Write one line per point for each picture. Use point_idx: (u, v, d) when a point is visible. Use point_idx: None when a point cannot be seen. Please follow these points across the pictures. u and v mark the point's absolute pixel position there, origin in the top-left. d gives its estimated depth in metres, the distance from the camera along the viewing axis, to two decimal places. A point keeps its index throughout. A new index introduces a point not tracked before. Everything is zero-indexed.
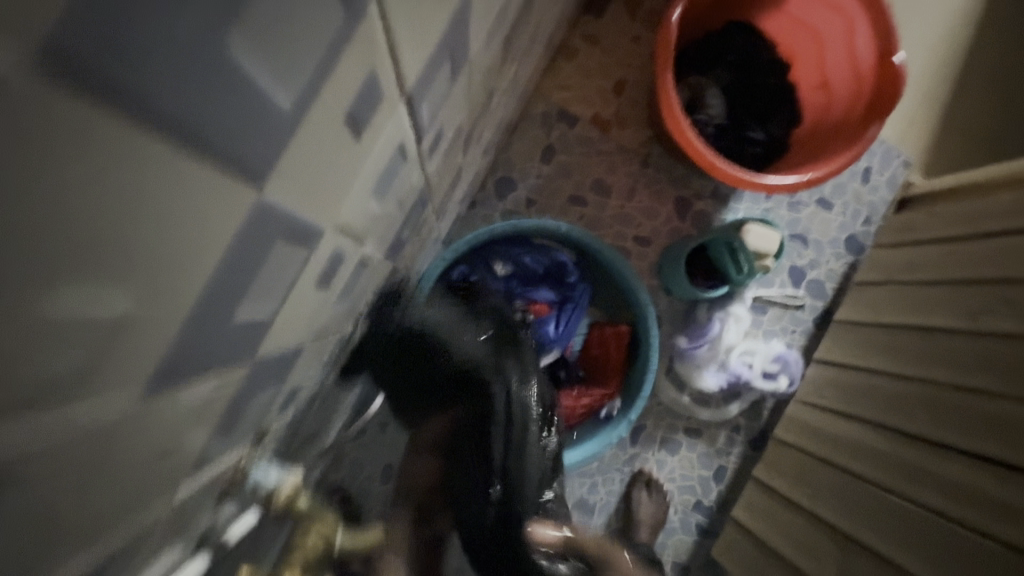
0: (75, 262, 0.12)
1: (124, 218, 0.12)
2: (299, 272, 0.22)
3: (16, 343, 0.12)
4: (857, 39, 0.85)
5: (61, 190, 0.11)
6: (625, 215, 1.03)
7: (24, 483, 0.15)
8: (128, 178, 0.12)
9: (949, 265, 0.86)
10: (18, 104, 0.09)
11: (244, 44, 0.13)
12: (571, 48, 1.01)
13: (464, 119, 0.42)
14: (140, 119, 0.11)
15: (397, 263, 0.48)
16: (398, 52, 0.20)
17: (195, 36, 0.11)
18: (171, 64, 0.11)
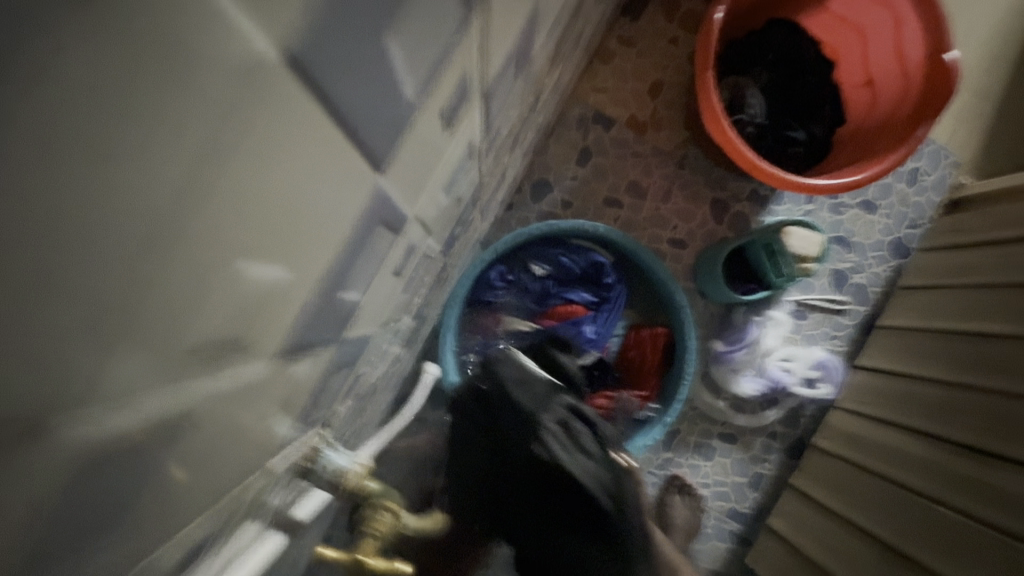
0: (255, 234, 0.13)
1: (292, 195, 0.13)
2: (386, 258, 0.22)
3: (208, 298, 0.13)
4: (906, 37, 0.83)
5: (255, 143, 0.11)
6: (660, 216, 1.02)
7: (175, 450, 0.15)
8: (305, 157, 0.13)
9: (1012, 264, 0.81)
10: (246, 78, 0.10)
11: (398, 37, 0.13)
12: (608, 51, 1.01)
13: (516, 119, 0.43)
14: (322, 103, 0.12)
15: (446, 260, 0.49)
16: (491, 50, 0.20)
17: (370, 28, 0.12)
18: (352, 55, 0.12)
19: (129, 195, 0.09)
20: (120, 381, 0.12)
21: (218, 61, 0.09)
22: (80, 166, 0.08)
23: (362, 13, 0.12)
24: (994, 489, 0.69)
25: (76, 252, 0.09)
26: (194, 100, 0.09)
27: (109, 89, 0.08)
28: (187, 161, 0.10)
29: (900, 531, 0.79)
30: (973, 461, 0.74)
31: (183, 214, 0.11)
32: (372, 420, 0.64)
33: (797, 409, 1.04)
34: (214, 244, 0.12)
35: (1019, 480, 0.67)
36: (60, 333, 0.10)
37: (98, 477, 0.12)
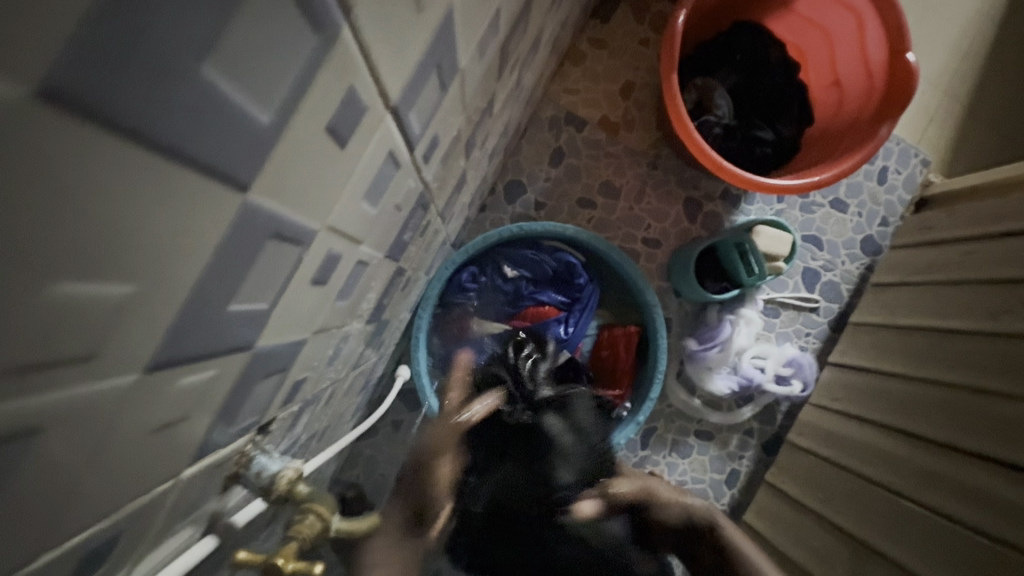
0: (76, 265, 0.12)
1: (117, 225, 0.13)
2: (291, 271, 0.23)
3: (26, 335, 0.12)
4: (869, 39, 0.85)
5: (44, 184, 0.10)
6: (634, 217, 1.03)
7: (32, 480, 0.15)
8: (123, 187, 0.12)
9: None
10: (4, 120, 0.09)
11: (221, 60, 0.12)
12: (579, 53, 1.02)
13: (463, 125, 0.44)
14: (135, 135, 0.12)
15: (400, 264, 0.50)
16: (381, 62, 0.20)
17: (171, 52, 0.11)
18: (152, 81, 0.11)
19: None
20: None
21: None
22: None
23: (153, 39, 0.11)
24: (957, 483, 0.71)
25: None
26: None
27: None
28: None
29: (866, 523, 0.81)
30: (941, 456, 0.75)
31: None
32: (337, 422, 0.65)
33: (771, 406, 1.05)
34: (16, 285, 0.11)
35: (987, 478, 0.68)
36: None
37: None
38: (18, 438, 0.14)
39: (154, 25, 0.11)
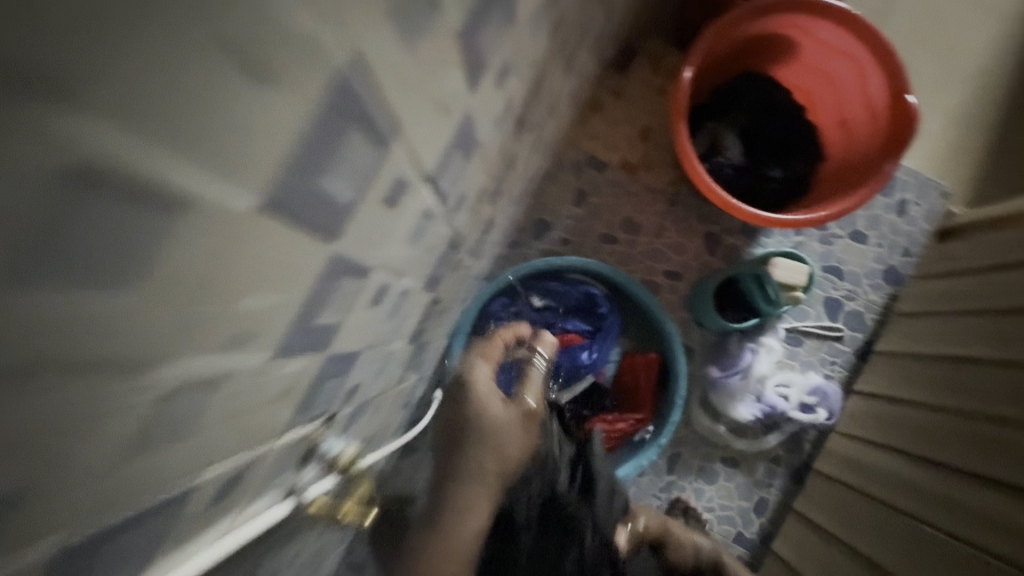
0: (250, 286, 0.22)
1: (271, 264, 0.23)
2: (355, 295, 0.33)
3: (222, 326, 0.22)
4: (870, 83, 0.91)
5: (246, 246, 0.21)
6: (655, 251, 1.10)
7: (204, 419, 0.25)
8: (276, 243, 0.22)
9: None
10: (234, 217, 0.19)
11: (326, 173, 0.23)
12: (600, 102, 1.11)
13: (487, 180, 0.54)
14: (283, 216, 0.22)
15: (436, 295, 0.60)
16: (416, 149, 0.30)
17: (304, 174, 0.21)
18: (295, 190, 0.21)
19: (191, 286, 0.19)
20: (179, 376, 0.21)
21: (222, 216, 0.18)
22: (173, 280, 0.18)
23: (297, 170, 0.21)
24: (975, 509, 0.72)
25: (170, 314, 0.19)
26: (212, 237, 0.19)
27: (102, 242, 0.15)
28: (211, 261, 0.19)
29: (894, 552, 0.81)
30: (962, 484, 0.76)
31: (210, 287, 0.20)
32: (382, 434, 0.74)
33: (797, 435, 1.07)
34: (224, 298, 0.21)
35: (1000, 503, 0.69)
36: (130, 353, 0.18)
37: (156, 435, 0.22)
38: (210, 388, 0.24)
39: (299, 163, 0.21)
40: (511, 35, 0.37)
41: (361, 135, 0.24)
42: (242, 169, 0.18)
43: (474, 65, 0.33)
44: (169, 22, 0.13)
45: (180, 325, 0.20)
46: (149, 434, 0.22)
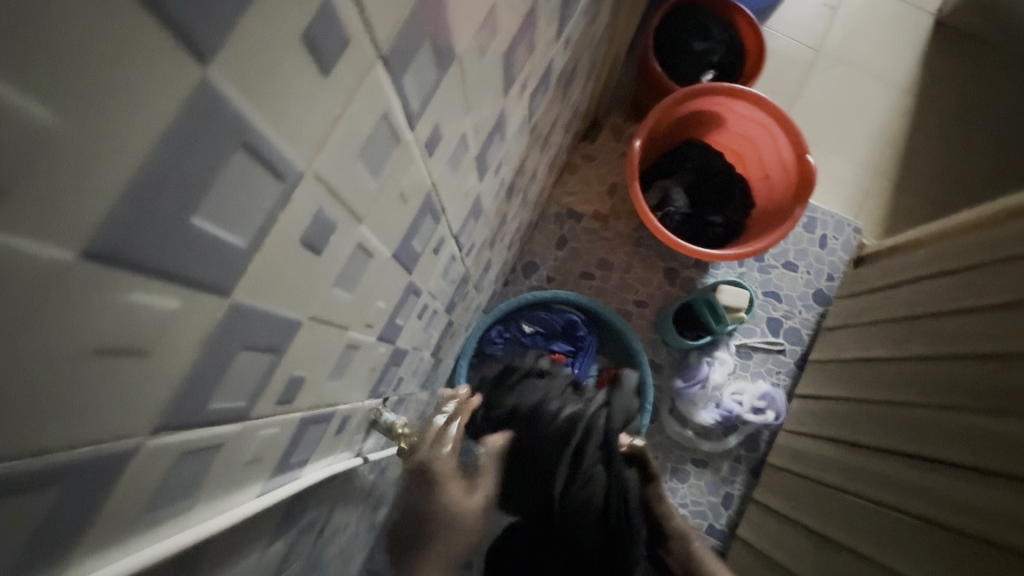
0: (379, 298, 0.42)
1: (388, 286, 0.43)
2: (411, 308, 0.54)
3: (366, 321, 0.42)
4: (782, 146, 1.16)
5: (383, 276, 0.40)
6: (625, 284, 1.32)
7: (347, 377, 0.44)
8: (393, 275, 0.43)
9: (1004, 244, 0.87)
10: (382, 262, 0.39)
11: (415, 237, 0.43)
12: (573, 165, 1.35)
13: (488, 232, 0.75)
14: (397, 262, 0.42)
15: (451, 318, 0.80)
16: (450, 218, 0.51)
17: (408, 238, 0.42)
18: (404, 246, 0.42)
19: (365, 297, 0.39)
20: (349, 346, 0.41)
21: (380, 262, 0.38)
22: (361, 293, 0.37)
23: (407, 236, 0.41)
24: (887, 477, 0.90)
25: (357, 311, 0.38)
26: (375, 272, 0.38)
27: (332, 266, 0.31)
28: (372, 284, 0.39)
29: (830, 520, 0.98)
30: (879, 459, 0.94)
31: (367, 298, 0.40)
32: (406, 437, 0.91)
33: (754, 435, 1.25)
34: (370, 305, 0.41)
35: (902, 469, 0.88)
36: (334, 332, 0.36)
37: (333, 381, 0.41)
38: (355, 357, 0.43)
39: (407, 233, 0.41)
40: (504, 144, 0.59)
41: (430, 215, 0.45)
42: (389, 236, 0.37)
43: (484, 167, 0.54)
44: (368, 158, 0.28)
45: (355, 317, 0.39)
46: (332, 379, 0.41)
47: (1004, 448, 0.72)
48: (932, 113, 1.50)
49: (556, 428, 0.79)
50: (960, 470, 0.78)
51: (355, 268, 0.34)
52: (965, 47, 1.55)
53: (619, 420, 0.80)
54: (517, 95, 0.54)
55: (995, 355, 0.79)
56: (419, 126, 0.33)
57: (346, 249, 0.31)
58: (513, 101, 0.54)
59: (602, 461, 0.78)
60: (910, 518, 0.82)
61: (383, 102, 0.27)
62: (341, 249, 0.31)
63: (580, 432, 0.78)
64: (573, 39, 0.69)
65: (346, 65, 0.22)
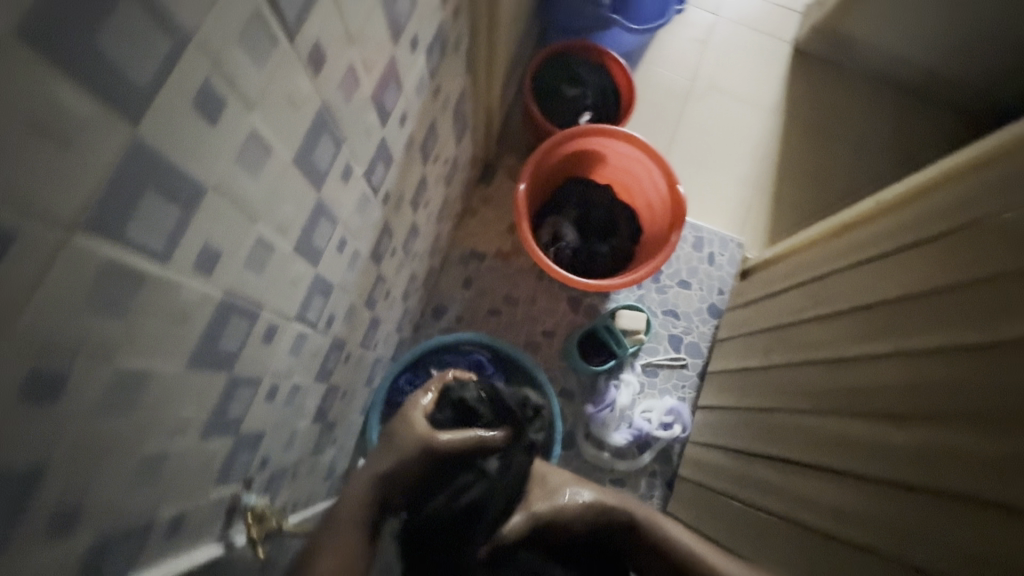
0: (190, 403, 0.45)
1: (199, 390, 0.46)
2: (250, 393, 0.56)
3: (174, 428, 0.44)
4: (656, 178, 1.25)
5: (189, 385, 0.44)
6: (532, 317, 1.37)
7: (165, 480, 0.46)
8: (202, 379, 0.46)
9: (865, 248, 0.91)
10: (178, 376, 0.42)
11: (223, 340, 0.47)
12: (473, 208, 1.41)
13: (356, 297, 0.78)
14: (204, 367, 0.46)
15: (330, 382, 0.81)
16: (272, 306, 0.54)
17: (210, 345, 0.45)
18: (209, 353, 0.45)
19: (165, 409, 0.42)
20: (157, 455, 0.43)
21: (175, 376, 0.42)
22: (155, 409, 0.41)
23: (208, 345, 0.45)
24: (760, 481, 0.95)
25: (154, 424, 0.42)
26: (170, 385, 0.42)
27: (99, 403, 0.35)
28: (169, 397, 0.42)
29: (725, 530, 1.01)
30: (751, 461, 1.00)
31: (168, 409, 0.43)
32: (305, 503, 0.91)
33: (666, 450, 1.31)
34: (176, 412, 0.44)
35: (771, 471, 0.93)
36: (126, 450, 0.39)
37: (146, 489, 0.44)
38: (174, 458, 0.46)
39: (208, 342, 0.45)
40: (338, 226, 0.62)
41: (239, 317, 0.48)
42: (180, 353, 0.41)
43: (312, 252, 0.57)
44: (108, 311, 0.33)
45: (156, 429, 0.42)
46: (143, 487, 0.43)
47: (889, 453, 0.71)
48: (798, 129, 1.65)
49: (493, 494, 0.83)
50: (852, 481, 0.76)
51: (139, 393, 0.38)
52: (822, 68, 1.72)
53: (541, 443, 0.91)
54: (338, 182, 0.58)
55: (869, 358, 0.80)
56: (170, 261, 0.36)
57: (113, 384, 0.35)
58: (335, 188, 0.57)
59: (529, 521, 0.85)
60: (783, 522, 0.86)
61: (100, 257, 0.30)
62: (104, 386, 0.35)
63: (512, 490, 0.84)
64: (414, 112, 0.74)
65: (20, 257, 0.25)
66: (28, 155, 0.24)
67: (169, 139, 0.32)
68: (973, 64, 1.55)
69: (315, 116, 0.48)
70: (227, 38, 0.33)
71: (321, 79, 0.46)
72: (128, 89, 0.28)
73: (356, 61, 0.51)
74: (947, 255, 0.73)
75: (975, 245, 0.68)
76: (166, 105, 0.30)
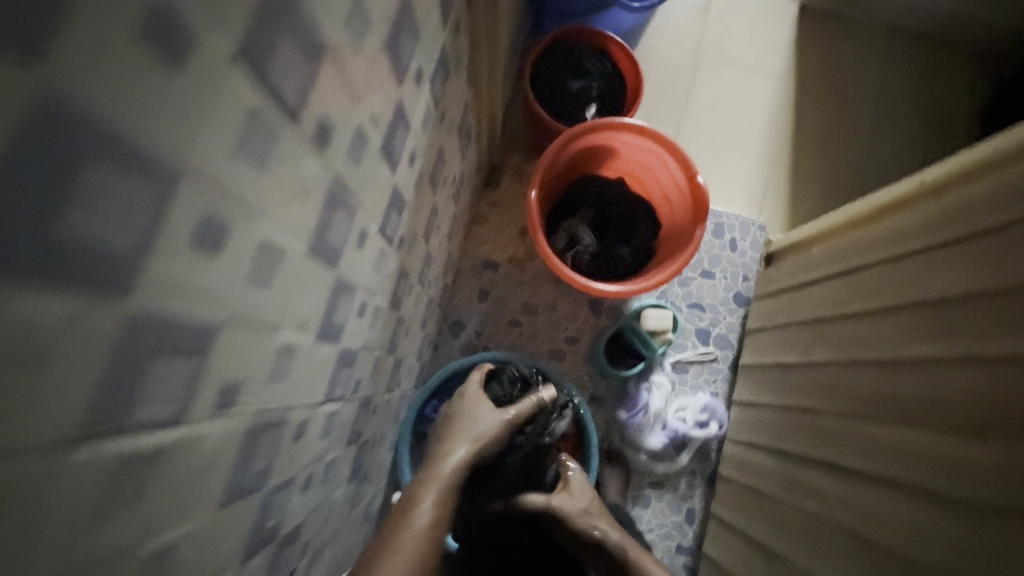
0: (228, 541, 0.40)
1: (235, 525, 0.40)
2: (287, 493, 0.50)
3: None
4: (673, 169, 1.17)
5: (225, 527, 0.38)
6: (554, 323, 1.31)
7: None
8: (240, 512, 0.40)
9: (914, 237, 0.85)
10: (213, 527, 0.36)
11: (256, 463, 0.41)
12: (481, 214, 1.32)
13: (380, 349, 0.73)
14: (240, 500, 0.40)
15: (362, 438, 0.76)
16: (300, 402, 0.47)
17: (245, 476, 0.39)
18: (242, 485, 0.39)
19: (200, 568, 0.36)
20: None
21: (208, 531, 0.36)
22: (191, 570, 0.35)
23: (242, 478, 0.39)
24: (807, 486, 0.92)
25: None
26: (205, 541, 0.36)
27: None
28: (206, 550, 0.36)
29: (770, 533, 0.99)
30: (797, 463, 0.97)
31: (206, 564, 0.37)
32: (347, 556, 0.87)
33: (704, 447, 1.28)
34: (215, 562, 0.38)
35: (822, 476, 0.90)
36: None
37: None
38: None
39: (242, 474, 0.39)
40: (358, 290, 0.55)
41: (271, 433, 0.42)
42: (212, 506, 0.35)
43: (334, 333, 0.51)
44: (125, 512, 0.27)
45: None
46: None
47: (966, 473, 0.66)
48: (813, 93, 1.55)
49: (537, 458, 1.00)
50: (907, 491, 0.73)
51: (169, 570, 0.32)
52: (832, 25, 1.61)
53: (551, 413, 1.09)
54: (355, 251, 0.51)
55: (933, 363, 0.74)
56: (188, 415, 0.30)
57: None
58: (351, 257, 0.51)
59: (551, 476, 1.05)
60: (834, 530, 0.84)
61: (111, 455, 0.25)
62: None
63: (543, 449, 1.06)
64: (420, 146, 0.66)
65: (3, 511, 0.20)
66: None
67: (171, 288, 0.26)
68: (994, 4, 1.45)
69: (327, 196, 0.41)
70: (222, 154, 0.27)
71: (328, 154, 0.40)
72: (107, 265, 0.21)
73: (363, 120, 0.44)
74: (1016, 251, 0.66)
75: None
76: (158, 260, 0.24)
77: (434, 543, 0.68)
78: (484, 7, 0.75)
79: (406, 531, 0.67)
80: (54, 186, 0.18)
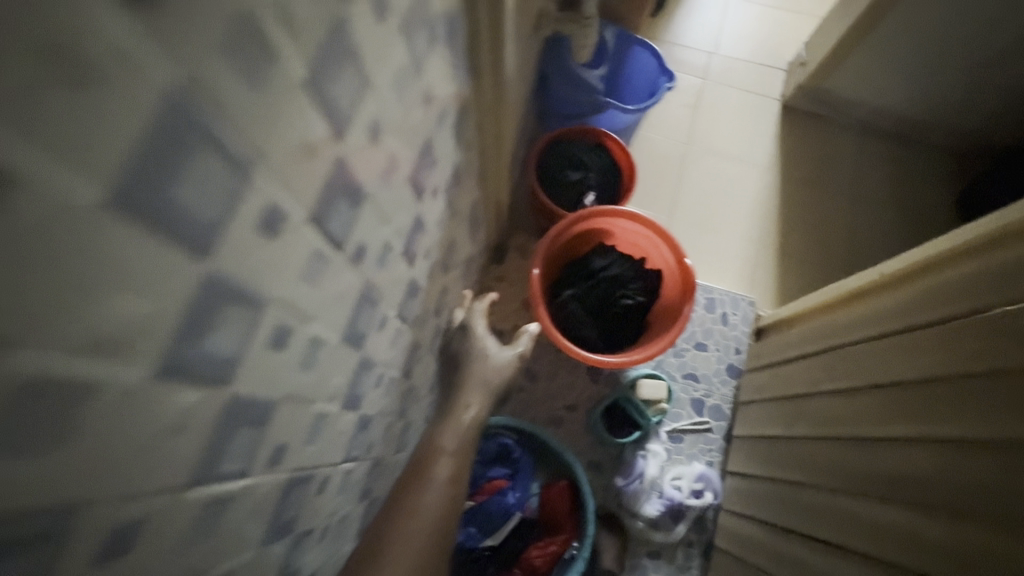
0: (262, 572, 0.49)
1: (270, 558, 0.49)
2: (307, 542, 0.59)
3: None
4: (661, 249, 1.31)
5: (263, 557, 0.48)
6: (554, 391, 1.39)
7: None
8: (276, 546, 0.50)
9: (874, 322, 0.93)
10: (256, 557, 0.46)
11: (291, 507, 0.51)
12: (489, 287, 1.46)
13: (393, 412, 0.82)
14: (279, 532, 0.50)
15: (373, 494, 0.84)
16: (326, 458, 0.57)
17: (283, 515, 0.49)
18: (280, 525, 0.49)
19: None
20: None
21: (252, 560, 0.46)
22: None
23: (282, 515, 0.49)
24: (787, 559, 0.97)
25: None
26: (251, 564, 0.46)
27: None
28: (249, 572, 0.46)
29: None
30: (784, 537, 1.01)
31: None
32: None
33: (701, 518, 1.31)
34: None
35: (802, 549, 0.94)
36: None
37: None
38: None
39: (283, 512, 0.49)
40: (377, 369, 0.67)
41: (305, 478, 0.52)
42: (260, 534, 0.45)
43: (355, 404, 0.61)
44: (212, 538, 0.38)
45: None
46: None
47: (923, 547, 0.70)
48: (796, 183, 1.71)
49: (593, 328, 1.27)
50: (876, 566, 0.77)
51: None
52: (810, 122, 1.79)
53: (582, 285, 1.31)
54: (376, 333, 0.62)
55: (894, 441, 0.80)
56: (253, 470, 0.41)
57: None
58: (373, 341, 0.62)
59: (616, 298, 1.28)
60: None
61: (211, 496, 0.36)
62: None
63: (591, 309, 1.29)
64: (436, 242, 0.79)
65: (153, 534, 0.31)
66: (132, 450, 0.27)
67: (255, 380, 0.37)
68: (956, 110, 1.61)
69: (358, 295, 0.53)
70: (292, 279, 0.38)
71: (360, 266, 0.52)
72: (225, 371, 0.33)
73: (389, 237, 0.57)
74: (957, 343, 0.73)
75: (985, 338, 0.69)
76: (253, 363, 0.36)
77: (453, 496, 0.76)
78: (494, 126, 0.91)
79: (428, 484, 0.74)
80: (195, 322, 0.29)
